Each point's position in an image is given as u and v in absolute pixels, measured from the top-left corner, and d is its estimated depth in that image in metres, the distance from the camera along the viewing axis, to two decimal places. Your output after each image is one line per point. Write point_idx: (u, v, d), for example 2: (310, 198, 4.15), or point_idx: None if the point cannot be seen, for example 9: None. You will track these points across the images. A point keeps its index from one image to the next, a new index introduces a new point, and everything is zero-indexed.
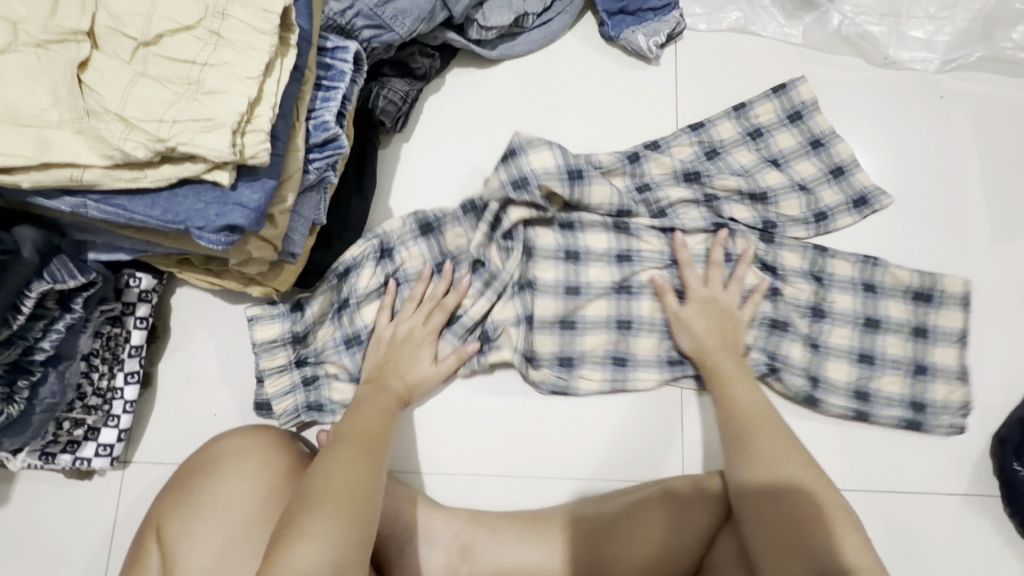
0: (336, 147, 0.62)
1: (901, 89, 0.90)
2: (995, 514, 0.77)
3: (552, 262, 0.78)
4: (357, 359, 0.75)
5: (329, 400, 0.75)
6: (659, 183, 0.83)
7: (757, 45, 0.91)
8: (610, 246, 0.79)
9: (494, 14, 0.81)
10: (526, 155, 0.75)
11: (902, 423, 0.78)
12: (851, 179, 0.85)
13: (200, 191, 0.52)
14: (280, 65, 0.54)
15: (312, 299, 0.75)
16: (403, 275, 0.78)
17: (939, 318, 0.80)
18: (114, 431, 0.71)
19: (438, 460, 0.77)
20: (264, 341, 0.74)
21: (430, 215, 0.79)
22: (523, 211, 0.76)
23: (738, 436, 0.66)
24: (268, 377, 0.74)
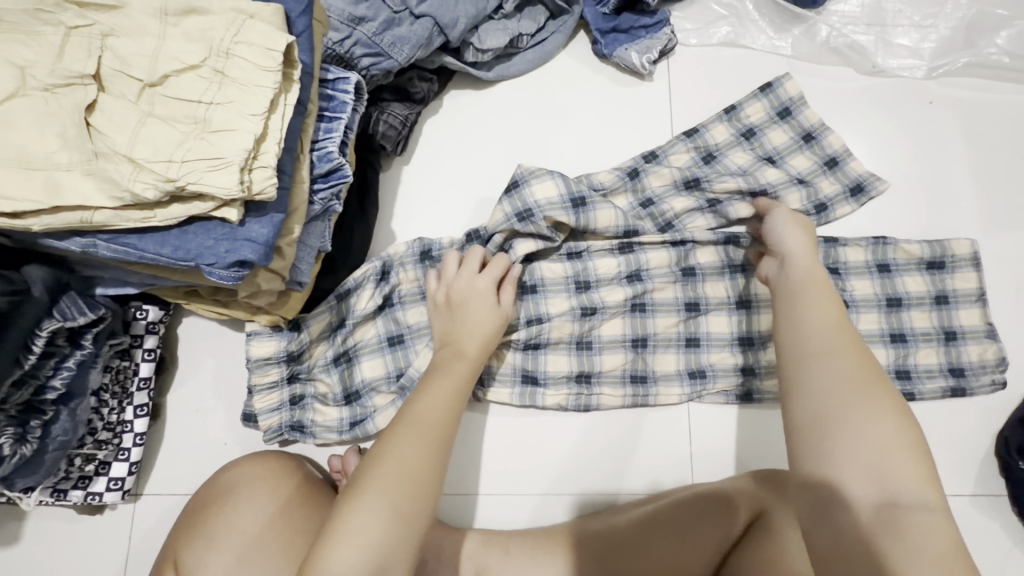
0: (341, 177, 0.63)
1: (890, 96, 0.92)
2: (1003, 513, 0.78)
3: (563, 294, 0.79)
4: (345, 377, 0.76)
5: (311, 420, 0.75)
6: (663, 196, 0.83)
7: (747, 57, 0.93)
8: (620, 269, 0.80)
9: (489, 37, 0.83)
10: (529, 186, 0.78)
11: (948, 392, 0.80)
12: (845, 169, 0.87)
13: (209, 228, 0.53)
14: (283, 101, 0.55)
15: (311, 318, 0.75)
16: (398, 296, 0.78)
17: (956, 282, 0.82)
18: (125, 465, 0.71)
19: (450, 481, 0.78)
20: (259, 357, 0.74)
21: (434, 243, 0.79)
22: (528, 241, 0.77)
23: (794, 355, 0.59)
24: (256, 393, 0.74)
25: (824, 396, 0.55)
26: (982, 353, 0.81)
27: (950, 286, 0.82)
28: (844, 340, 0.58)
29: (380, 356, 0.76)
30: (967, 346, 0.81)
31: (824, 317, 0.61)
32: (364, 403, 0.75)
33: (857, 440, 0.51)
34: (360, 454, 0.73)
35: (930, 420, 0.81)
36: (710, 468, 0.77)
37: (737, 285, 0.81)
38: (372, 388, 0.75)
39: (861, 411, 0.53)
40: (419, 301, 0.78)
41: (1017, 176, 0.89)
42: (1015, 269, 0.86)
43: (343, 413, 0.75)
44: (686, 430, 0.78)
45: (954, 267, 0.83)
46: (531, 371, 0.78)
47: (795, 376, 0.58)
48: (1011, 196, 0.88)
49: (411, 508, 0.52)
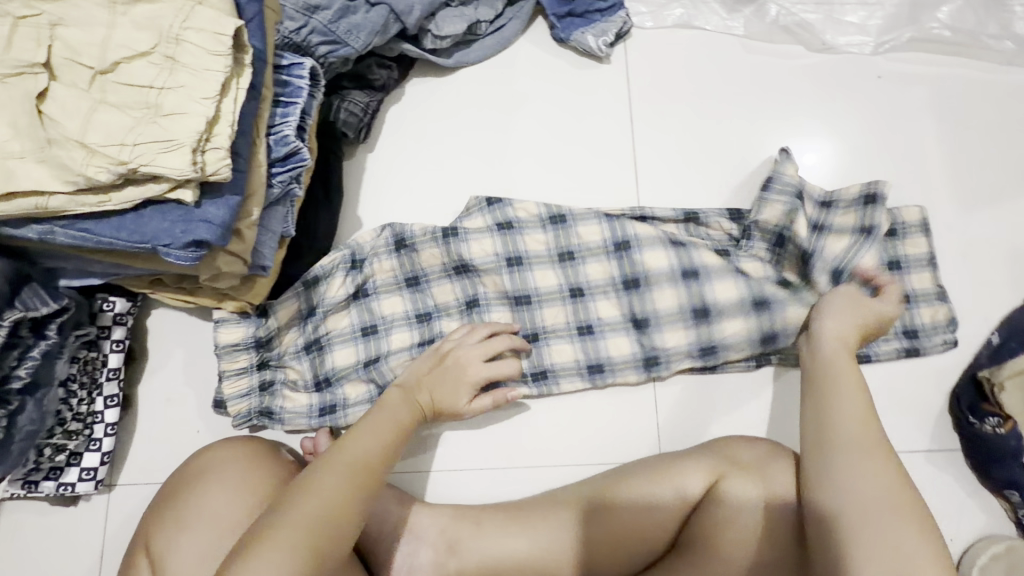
0: (299, 160, 0.64)
1: (841, 72, 0.95)
2: (957, 467, 0.81)
3: (548, 267, 0.81)
4: (315, 365, 0.77)
5: (280, 406, 0.76)
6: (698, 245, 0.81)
7: (702, 38, 0.95)
8: (605, 238, 0.81)
9: (447, 23, 0.84)
10: (575, 227, 0.82)
11: (903, 353, 0.83)
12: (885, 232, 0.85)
13: (165, 211, 0.54)
14: (235, 85, 0.56)
15: (279, 305, 0.76)
16: (372, 286, 0.79)
17: (906, 247, 0.86)
18: (97, 455, 0.71)
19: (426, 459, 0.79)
20: (227, 344, 0.75)
21: (407, 231, 0.80)
22: (546, 269, 0.81)
23: (828, 442, 0.64)
24: (226, 378, 0.75)
25: (846, 485, 0.60)
26: (933, 314, 0.84)
27: (902, 252, 0.85)
28: (867, 432, 0.63)
29: (353, 346, 0.77)
30: (919, 308, 0.84)
31: (858, 416, 0.65)
32: (335, 391, 0.76)
33: (877, 524, 0.56)
34: (331, 437, 0.75)
35: (887, 381, 0.84)
36: (677, 435, 0.80)
37: (680, 257, 0.80)
38: (342, 377, 0.77)
39: (883, 515, 0.57)
40: (393, 292, 0.79)
41: (962, 147, 0.93)
42: (962, 234, 0.89)
43: (313, 400, 0.76)
44: (653, 401, 0.81)
45: (905, 233, 0.86)
46: None
47: (821, 461, 0.63)
48: (956, 165, 0.92)
49: (323, 541, 0.51)
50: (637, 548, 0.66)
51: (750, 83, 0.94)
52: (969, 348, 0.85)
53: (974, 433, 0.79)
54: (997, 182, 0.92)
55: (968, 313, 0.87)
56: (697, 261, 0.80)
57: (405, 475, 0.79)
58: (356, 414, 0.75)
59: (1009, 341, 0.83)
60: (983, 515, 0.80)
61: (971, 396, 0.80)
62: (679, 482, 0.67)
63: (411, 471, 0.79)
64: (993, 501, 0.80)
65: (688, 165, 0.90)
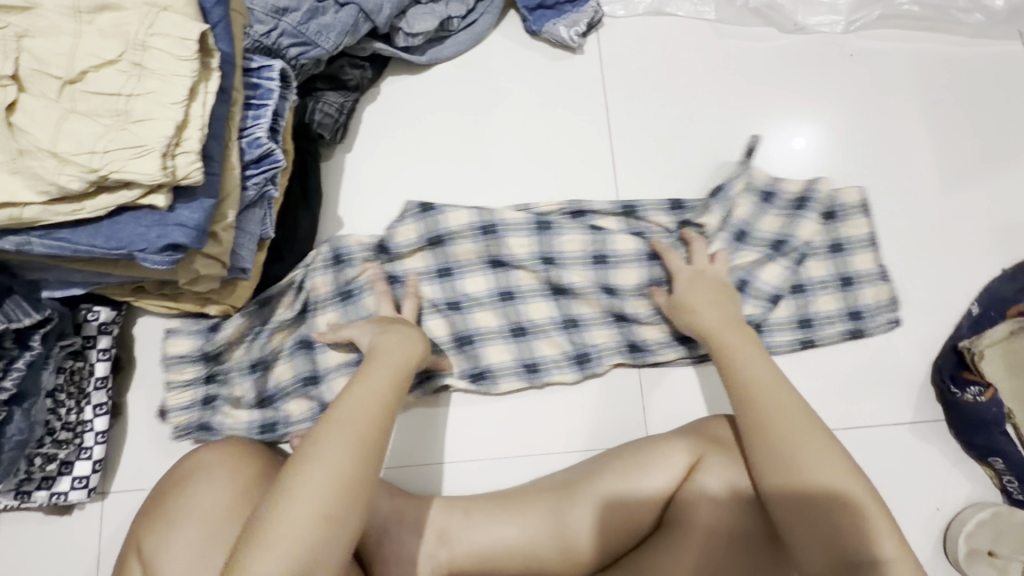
0: (272, 162, 0.65)
1: (812, 52, 0.96)
2: (940, 437, 0.82)
3: (478, 274, 0.81)
4: (258, 384, 0.76)
5: (220, 422, 0.75)
6: (618, 259, 0.82)
7: (672, 24, 0.96)
8: (534, 250, 0.81)
9: (418, 21, 0.85)
10: (506, 237, 0.81)
11: (847, 336, 0.84)
12: (840, 226, 0.86)
13: (139, 216, 0.54)
14: (204, 89, 0.56)
15: (228, 321, 0.76)
16: (313, 301, 0.78)
17: (848, 229, 0.86)
18: (89, 463, 0.72)
19: (411, 453, 0.80)
20: (175, 355, 0.75)
21: (342, 245, 0.79)
22: (476, 277, 0.81)
23: (754, 414, 0.63)
24: (170, 390, 0.75)
25: (785, 451, 0.60)
26: (877, 294, 0.84)
27: (843, 235, 0.85)
28: (783, 396, 0.64)
29: (291, 360, 0.77)
30: (863, 289, 0.84)
31: (769, 382, 0.66)
32: (277, 407, 0.75)
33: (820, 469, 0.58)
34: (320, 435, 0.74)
35: (869, 356, 0.85)
36: (661, 420, 0.80)
37: (599, 275, 0.82)
38: (286, 393, 0.76)
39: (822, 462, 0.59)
40: (329, 308, 0.78)
41: (933, 122, 0.94)
42: (935, 207, 0.90)
43: (253, 416, 0.75)
44: (636, 387, 0.81)
45: (846, 216, 0.86)
46: None
47: (757, 431, 0.62)
48: (928, 140, 0.93)
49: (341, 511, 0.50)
50: (625, 528, 0.66)
51: (720, 67, 0.95)
52: (947, 319, 0.86)
53: (955, 403, 0.80)
54: (968, 155, 0.93)
55: (946, 284, 0.88)
56: (614, 279, 0.82)
57: (410, 467, 0.79)
58: (298, 431, 0.75)
59: (989, 310, 0.82)
60: (966, 482, 0.81)
61: (952, 366, 0.81)
62: (653, 468, 0.67)
63: (420, 465, 0.79)
64: (977, 468, 0.81)
65: (660, 151, 0.91)
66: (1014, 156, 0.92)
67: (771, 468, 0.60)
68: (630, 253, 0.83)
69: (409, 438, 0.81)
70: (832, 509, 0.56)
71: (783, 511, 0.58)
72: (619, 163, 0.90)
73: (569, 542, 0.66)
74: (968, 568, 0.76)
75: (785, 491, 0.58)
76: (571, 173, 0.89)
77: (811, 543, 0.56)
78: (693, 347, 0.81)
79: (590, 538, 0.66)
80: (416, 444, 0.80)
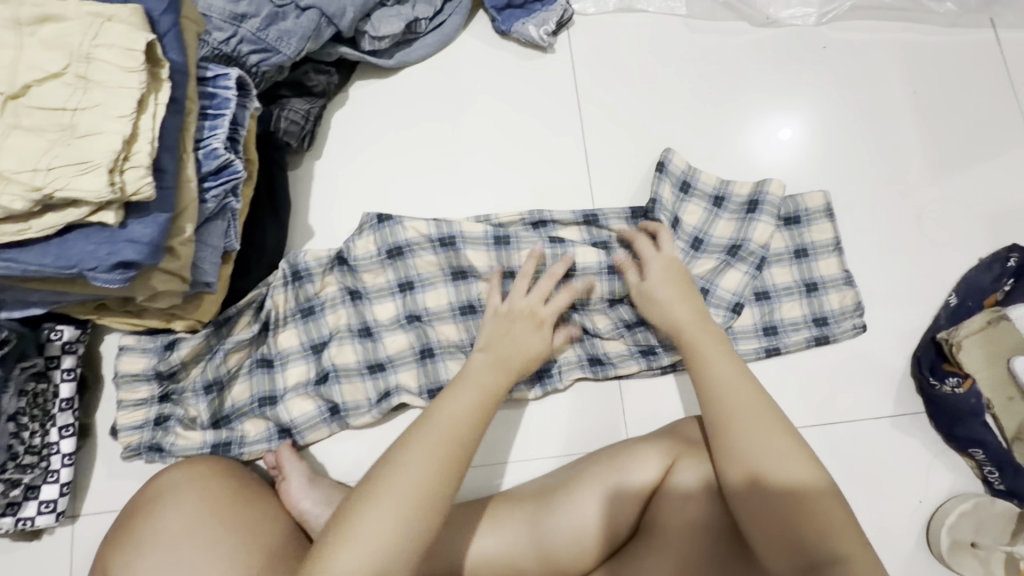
0: (232, 173, 0.64)
1: (784, 46, 0.95)
2: (921, 429, 0.82)
3: (439, 286, 0.78)
4: (215, 405, 0.74)
5: (171, 443, 0.72)
6: (578, 272, 0.79)
7: (644, 21, 0.95)
8: (545, 261, 0.80)
9: (384, 23, 0.83)
10: (465, 249, 0.78)
11: (813, 342, 0.83)
12: (802, 230, 0.85)
13: (89, 234, 0.53)
14: (154, 100, 0.55)
15: (184, 340, 0.73)
16: (274, 320, 0.77)
17: (812, 234, 0.85)
18: (56, 486, 0.70)
19: (486, 454, 0.78)
20: (128, 373, 0.73)
21: (300, 263, 0.77)
22: (435, 291, 0.78)
23: (720, 419, 0.62)
24: (122, 408, 0.73)
25: (751, 454, 0.59)
26: (841, 300, 0.83)
27: (808, 239, 0.85)
28: (753, 398, 0.63)
29: (248, 379, 0.76)
30: (828, 294, 0.84)
31: (737, 385, 0.64)
32: (233, 427, 0.74)
33: (789, 474, 0.58)
34: (293, 450, 0.73)
35: (849, 351, 0.84)
36: (640, 422, 0.80)
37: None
38: (242, 413, 0.75)
39: (788, 465, 0.58)
40: (292, 326, 0.77)
41: (909, 112, 0.93)
42: (911, 199, 0.90)
43: (207, 437, 0.73)
44: (616, 391, 0.80)
45: (810, 220, 0.85)
46: (374, 359, 0.76)
47: (724, 436, 0.61)
48: (903, 131, 0.93)
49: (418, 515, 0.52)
50: (605, 534, 0.65)
51: (692, 63, 0.94)
52: (926, 311, 0.86)
53: (934, 395, 0.80)
54: (943, 145, 0.92)
55: (925, 275, 0.87)
56: (574, 290, 0.80)
57: (484, 467, 0.78)
58: (254, 452, 0.74)
59: (966, 301, 0.84)
60: (949, 474, 0.80)
61: (931, 359, 0.81)
62: (631, 473, 0.66)
63: (484, 465, 0.78)
64: (960, 460, 0.81)
65: (635, 150, 0.90)
66: (989, 145, 0.92)
67: (737, 469, 0.59)
68: (590, 266, 0.79)
69: (495, 438, 0.79)
70: (796, 514, 0.56)
71: (747, 512, 0.57)
72: (593, 164, 0.89)
73: (544, 548, 0.65)
74: (952, 561, 0.76)
75: (748, 492, 0.58)
76: (544, 176, 0.88)
77: (774, 548, 0.55)
78: (655, 359, 0.79)
79: (567, 547, 0.65)
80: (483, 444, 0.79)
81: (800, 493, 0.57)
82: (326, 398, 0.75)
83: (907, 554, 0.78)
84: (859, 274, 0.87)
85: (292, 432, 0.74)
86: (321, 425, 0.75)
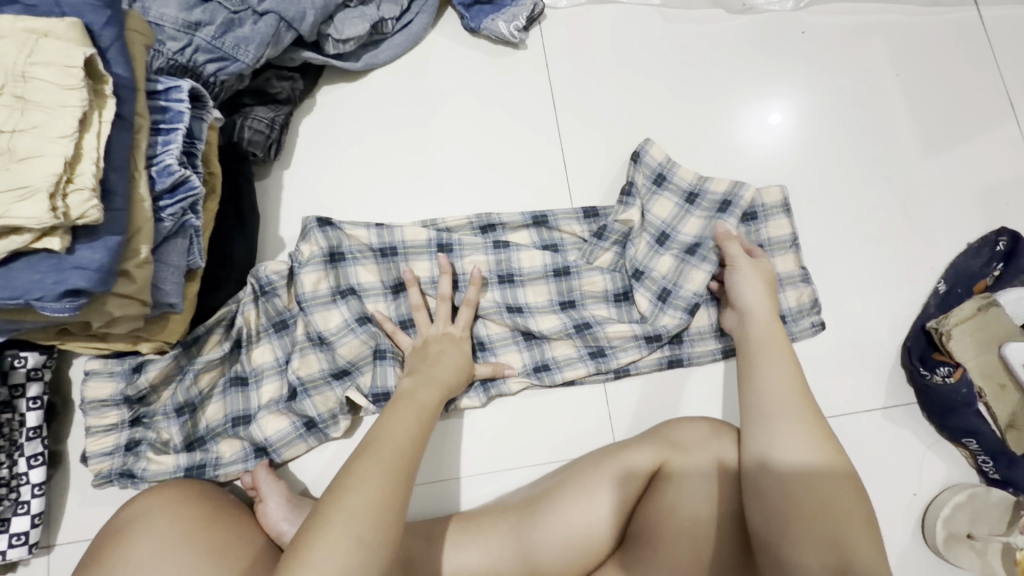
0: (188, 190, 0.61)
1: (761, 33, 0.93)
2: (914, 420, 0.80)
3: (380, 299, 0.77)
4: (187, 427, 0.72)
5: (143, 469, 0.71)
6: (525, 278, 0.79)
7: (616, 12, 0.92)
8: (489, 267, 0.79)
9: (348, 25, 0.81)
10: (405, 260, 0.78)
11: None
12: (760, 227, 0.82)
13: (35, 262, 0.50)
14: (98, 118, 0.52)
15: (151, 363, 0.71)
16: (246, 336, 0.75)
17: (770, 230, 0.83)
18: (27, 517, 0.68)
19: (430, 471, 0.76)
20: (94, 399, 0.71)
21: (264, 278, 0.75)
22: (378, 301, 0.77)
23: (754, 412, 0.62)
24: (91, 435, 0.71)
25: (781, 450, 0.58)
26: (799, 297, 0.81)
27: (765, 235, 0.82)
28: (794, 397, 0.61)
29: (222, 399, 0.74)
30: (786, 292, 0.81)
31: (783, 378, 0.63)
32: (208, 449, 0.72)
33: (814, 478, 0.55)
34: (270, 470, 0.71)
35: (837, 343, 0.82)
36: (625, 424, 0.78)
37: (506, 294, 0.78)
38: (217, 434, 0.73)
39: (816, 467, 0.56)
40: (267, 341, 0.75)
41: (891, 95, 0.91)
42: (896, 185, 0.88)
43: (181, 460, 0.71)
44: (600, 394, 0.79)
45: (767, 216, 0.83)
46: (340, 367, 0.74)
47: (756, 426, 0.61)
48: (886, 115, 0.90)
49: (377, 531, 0.46)
50: (591, 543, 0.62)
51: (670, 54, 0.91)
52: (916, 299, 0.84)
53: (925, 386, 0.78)
54: (928, 128, 0.90)
55: (912, 262, 0.85)
56: (522, 296, 0.79)
57: (431, 485, 0.75)
58: (229, 473, 0.72)
59: (956, 288, 0.83)
60: (942, 464, 0.79)
61: (921, 348, 0.80)
62: (630, 471, 0.65)
63: (441, 480, 0.76)
64: (953, 450, 0.80)
65: (609, 147, 0.87)
66: (974, 126, 0.90)
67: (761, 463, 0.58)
68: (536, 270, 0.79)
69: (437, 456, 0.76)
70: (820, 519, 0.53)
71: (762, 511, 0.55)
72: (571, 161, 0.87)
73: (530, 560, 0.62)
74: (949, 554, 0.74)
75: (774, 497, 0.56)
76: (518, 177, 0.86)
77: (795, 548, 0.52)
78: (603, 363, 0.77)
79: (557, 557, 0.61)
80: (434, 459, 0.76)
81: (828, 497, 0.54)
82: (300, 414, 0.73)
83: (903, 548, 0.76)
84: (846, 264, 0.85)
85: (268, 451, 0.72)
86: (298, 442, 0.73)
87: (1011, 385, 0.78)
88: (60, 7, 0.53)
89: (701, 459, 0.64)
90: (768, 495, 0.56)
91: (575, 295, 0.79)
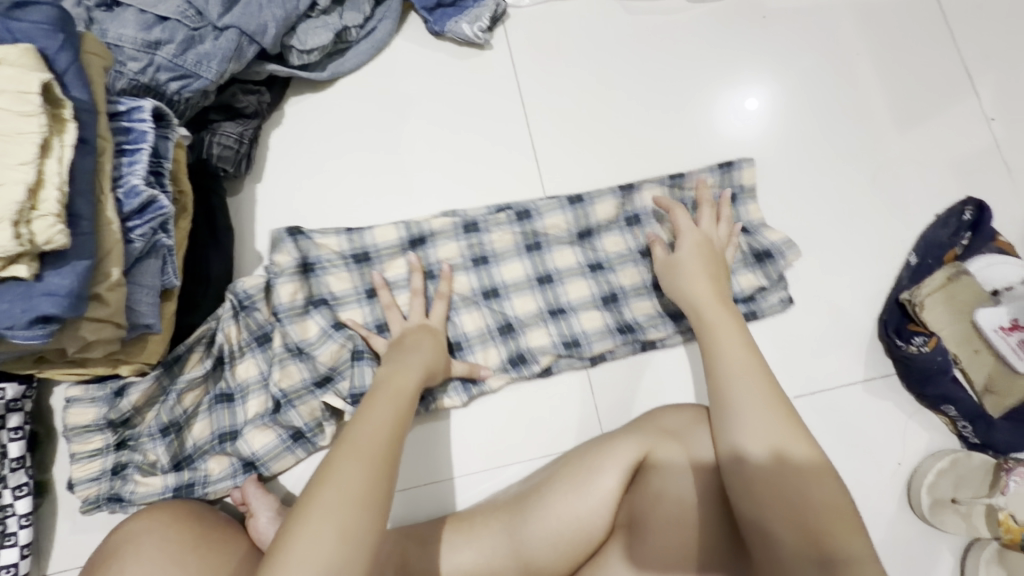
0: (157, 210, 0.61)
1: (723, 20, 0.94)
2: (894, 391, 0.82)
3: (356, 306, 0.77)
4: (174, 448, 0.72)
5: (131, 491, 0.70)
6: (509, 289, 0.80)
7: (579, 6, 0.93)
8: (462, 253, 0.80)
9: (311, 36, 0.81)
10: (381, 265, 0.79)
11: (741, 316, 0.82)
12: (740, 208, 0.85)
13: (2, 291, 0.50)
14: (59, 143, 0.52)
15: (131, 386, 0.70)
16: (228, 352, 0.74)
17: (748, 212, 0.85)
18: (15, 549, 0.67)
19: (423, 473, 0.76)
20: (77, 426, 0.70)
21: (240, 292, 0.74)
22: (355, 310, 0.77)
23: (721, 398, 0.62)
24: (76, 461, 0.71)
25: (755, 430, 0.58)
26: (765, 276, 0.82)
27: (746, 217, 0.85)
28: (761, 379, 0.62)
29: (208, 416, 0.74)
30: (781, 262, 0.83)
31: (743, 358, 0.64)
32: (197, 467, 0.72)
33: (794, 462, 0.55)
34: (260, 484, 0.71)
35: (814, 322, 0.84)
36: (612, 418, 0.79)
37: (480, 278, 0.80)
38: (205, 452, 0.73)
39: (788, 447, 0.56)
40: (252, 355, 0.75)
41: (853, 72, 0.93)
42: (865, 160, 0.90)
43: (169, 481, 0.71)
44: (585, 386, 0.79)
45: (745, 200, 0.86)
46: (322, 373, 0.74)
47: (726, 409, 0.61)
48: (849, 93, 0.92)
49: (357, 528, 0.45)
50: (575, 540, 0.62)
51: (638, 46, 0.92)
52: (888, 273, 0.86)
53: (904, 356, 0.79)
54: (889, 106, 0.92)
55: (883, 237, 0.87)
56: (507, 287, 0.80)
57: (424, 487, 0.75)
58: (219, 490, 0.72)
59: (926, 259, 0.84)
60: (924, 432, 0.81)
61: (897, 320, 0.82)
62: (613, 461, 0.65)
63: (435, 482, 0.76)
64: (934, 417, 0.81)
65: (581, 143, 0.88)
66: (933, 100, 0.92)
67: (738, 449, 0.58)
68: (509, 250, 0.81)
69: (428, 460, 0.76)
70: (795, 515, 0.52)
71: (743, 493, 0.55)
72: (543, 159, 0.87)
73: (522, 557, 0.63)
74: (936, 520, 0.76)
75: (751, 482, 0.55)
76: (490, 181, 0.86)
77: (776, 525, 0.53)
78: (576, 350, 0.78)
79: (547, 551, 0.62)
80: (420, 464, 0.76)
81: (801, 487, 0.54)
82: (286, 425, 0.73)
83: (890, 517, 0.78)
84: (818, 241, 0.87)
85: (256, 465, 0.72)
86: (286, 454, 0.73)
87: (986, 350, 0.80)
88: (13, 34, 0.53)
89: (699, 449, 0.64)
90: (742, 489, 0.56)
91: (547, 270, 0.81)
